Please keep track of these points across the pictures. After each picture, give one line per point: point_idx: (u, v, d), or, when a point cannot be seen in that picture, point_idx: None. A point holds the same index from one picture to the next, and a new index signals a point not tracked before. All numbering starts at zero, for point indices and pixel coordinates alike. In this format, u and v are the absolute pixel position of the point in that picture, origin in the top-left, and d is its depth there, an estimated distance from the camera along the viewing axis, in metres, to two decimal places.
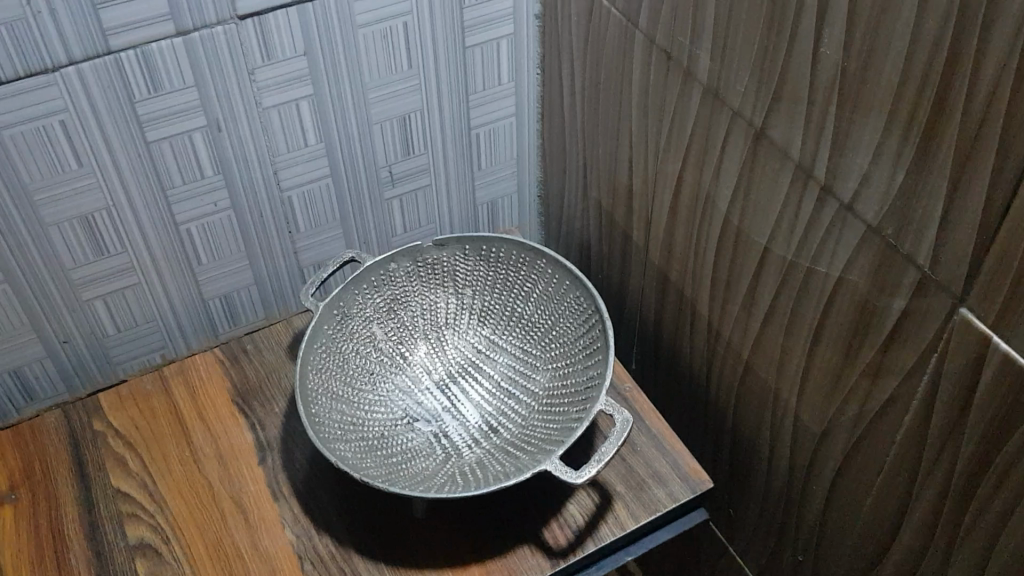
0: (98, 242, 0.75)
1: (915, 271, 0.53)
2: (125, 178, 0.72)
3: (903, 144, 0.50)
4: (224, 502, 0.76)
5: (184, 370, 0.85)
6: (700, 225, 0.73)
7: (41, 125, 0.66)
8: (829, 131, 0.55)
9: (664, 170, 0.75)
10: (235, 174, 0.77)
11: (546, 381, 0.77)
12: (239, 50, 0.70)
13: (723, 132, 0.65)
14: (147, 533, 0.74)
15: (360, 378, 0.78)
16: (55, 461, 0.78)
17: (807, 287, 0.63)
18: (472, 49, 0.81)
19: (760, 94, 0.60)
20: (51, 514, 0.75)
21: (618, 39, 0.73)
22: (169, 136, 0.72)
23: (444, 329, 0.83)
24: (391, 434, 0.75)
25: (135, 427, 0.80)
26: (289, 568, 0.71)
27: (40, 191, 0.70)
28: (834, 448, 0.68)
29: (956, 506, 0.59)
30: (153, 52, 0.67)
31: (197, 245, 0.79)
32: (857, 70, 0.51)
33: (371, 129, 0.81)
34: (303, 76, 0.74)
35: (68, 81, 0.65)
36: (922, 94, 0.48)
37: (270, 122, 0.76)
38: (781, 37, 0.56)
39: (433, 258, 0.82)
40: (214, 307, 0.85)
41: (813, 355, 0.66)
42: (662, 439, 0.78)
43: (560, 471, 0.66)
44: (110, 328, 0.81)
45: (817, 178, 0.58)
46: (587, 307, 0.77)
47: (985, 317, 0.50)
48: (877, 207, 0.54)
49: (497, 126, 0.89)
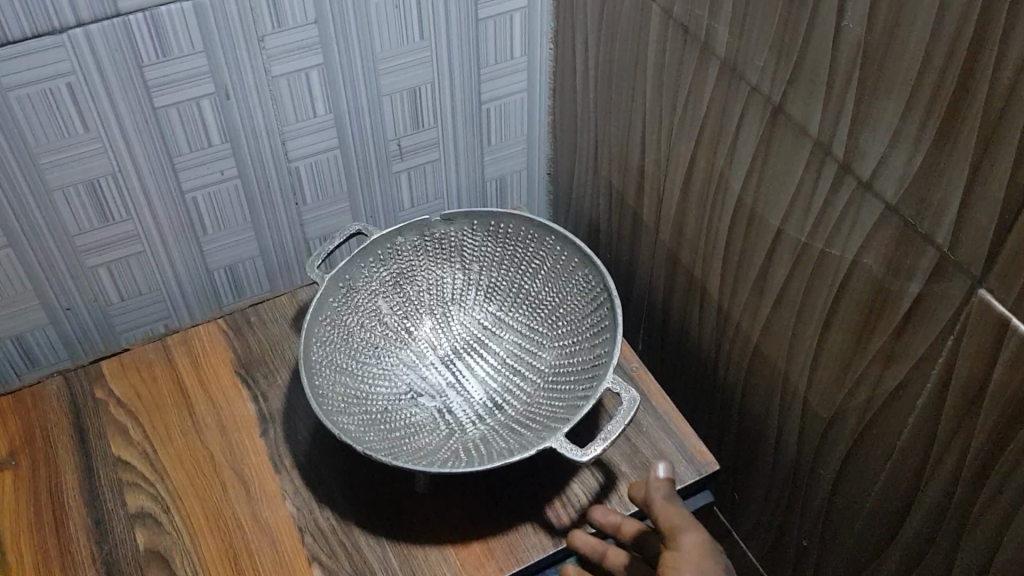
0: (102, 208, 0.74)
1: (933, 252, 0.52)
2: (131, 144, 0.71)
3: (926, 122, 0.49)
4: (225, 473, 0.75)
5: (187, 339, 0.84)
6: (713, 205, 0.72)
7: (48, 87, 0.65)
8: (849, 109, 0.54)
9: (677, 149, 0.74)
10: (242, 143, 0.76)
11: (551, 359, 0.77)
12: (248, 15, 0.69)
13: (739, 109, 0.64)
14: (147, 502, 0.73)
15: (364, 352, 0.77)
16: (55, 429, 0.77)
17: (820, 268, 0.62)
18: (485, 21, 0.80)
19: (778, 71, 0.59)
20: (51, 482, 0.74)
21: (634, 13, 0.72)
22: (177, 102, 0.71)
23: (450, 305, 0.82)
24: (395, 408, 0.74)
25: (135, 394, 0.80)
26: (289, 540, 0.71)
27: (45, 154, 0.69)
28: (843, 432, 0.67)
29: (968, 491, 0.58)
30: (163, 15, 0.66)
31: (203, 213, 0.79)
32: (880, 45, 0.50)
33: (381, 102, 0.80)
34: (313, 46, 0.73)
35: (75, 43, 0.64)
36: (947, 68, 0.47)
37: (279, 92, 0.75)
38: (802, 12, 0.55)
39: (440, 233, 0.81)
40: (219, 276, 0.84)
41: (825, 337, 0.65)
42: (668, 421, 0.77)
43: (564, 448, 0.65)
44: (114, 295, 0.80)
45: (835, 156, 0.57)
46: (594, 285, 0.76)
47: (1004, 298, 0.49)
48: (896, 185, 0.53)
49: (508, 102, 0.88)
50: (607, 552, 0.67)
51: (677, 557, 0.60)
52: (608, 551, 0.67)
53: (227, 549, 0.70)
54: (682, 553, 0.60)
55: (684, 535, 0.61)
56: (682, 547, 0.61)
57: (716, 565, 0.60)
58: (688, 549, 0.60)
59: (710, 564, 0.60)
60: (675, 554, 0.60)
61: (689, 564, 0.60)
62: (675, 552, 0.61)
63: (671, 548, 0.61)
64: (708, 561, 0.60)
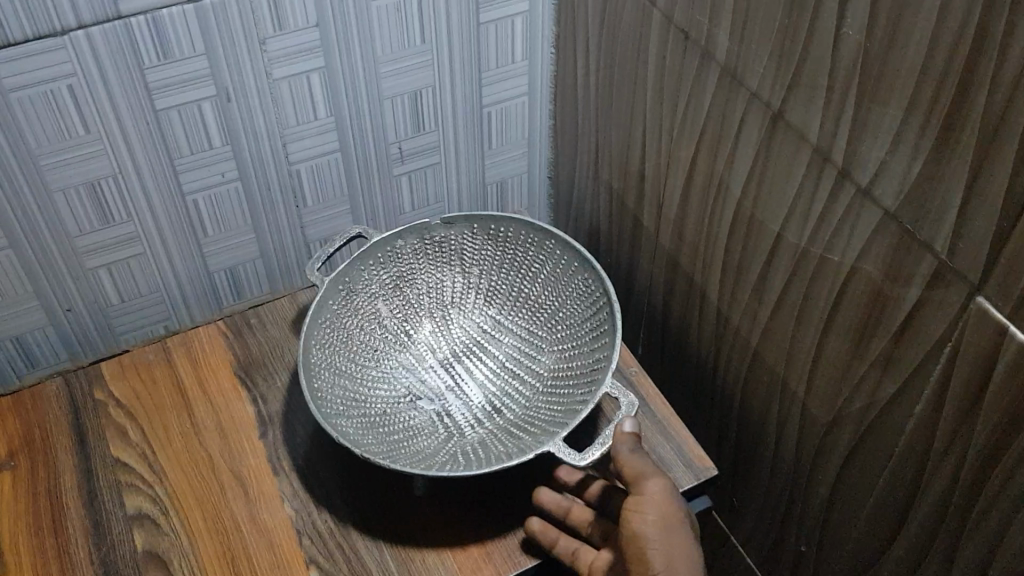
0: (102, 210, 0.74)
1: (932, 258, 0.52)
2: (132, 146, 0.71)
3: (925, 130, 0.49)
4: (223, 474, 0.75)
5: (187, 341, 0.84)
6: (712, 210, 0.72)
7: (50, 89, 0.66)
8: (848, 115, 0.54)
9: (677, 154, 0.74)
10: (243, 146, 0.76)
11: (551, 363, 0.77)
12: (250, 18, 0.69)
13: (740, 115, 0.64)
14: (146, 504, 0.73)
15: (363, 355, 0.77)
16: (55, 430, 0.78)
17: (820, 275, 0.62)
18: (486, 25, 0.80)
19: (778, 77, 0.59)
20: (50, 483, 0.74)
21: (636, 17, 0.72)
22: (178, 104, 0.71)
23: (450, 309, 0.82)
24: (393, 411, 0.74)
25: (135, 396, 0.80)
26: (287, 543, 0.71)
27: (46, 155, 0.69)
28: (841, 439, 0.67)
29: (965, 498, 0.58)
30: (164, 18, 0.66)
31: (204, 215, 0.79)
32: (880, 52, 0.50)
33: (382, 105, 0.80)
34: (314, 48, 0.73)
35: (77, 45, 0.64)
36: (946, 76, 0.47)
37: (280, 94, 0.75)
38: (802, 18, 0.55)
39: (440, 236, 0.81)
40: (219, 278, 0.85)
41: (823, 343, 0.65)
42: (666, 425, 0.77)
43: (563, 452, 0.65)
44: (114, 296, 0.80)
45: (835, 162, 0.57)
46: (594, 289, 0.76)
47: (1002, 305, 0.49)
48: (895, 192, 0.53)
49: (509, 106, 0.88)
50: (572, 508, 0.70)
51: (641, 502, 0.63)
52: (573, 507, 0.70)
53: (225, 551, 0.70)
54: (646, 499, 0.63)
55: (648, 483, 0.64)
56: (646, 493, 0.63)
57: (677, 510, 0.63)
58: (652, 495, 0.63)
59: (672, 510, 0.63)
60: (639, 500, 0.63)
61: (651, 510, 0.62)
62: (639, 498, 0.63)
63: (635, 494, 0.64)
64: (669, 506, 0.63)
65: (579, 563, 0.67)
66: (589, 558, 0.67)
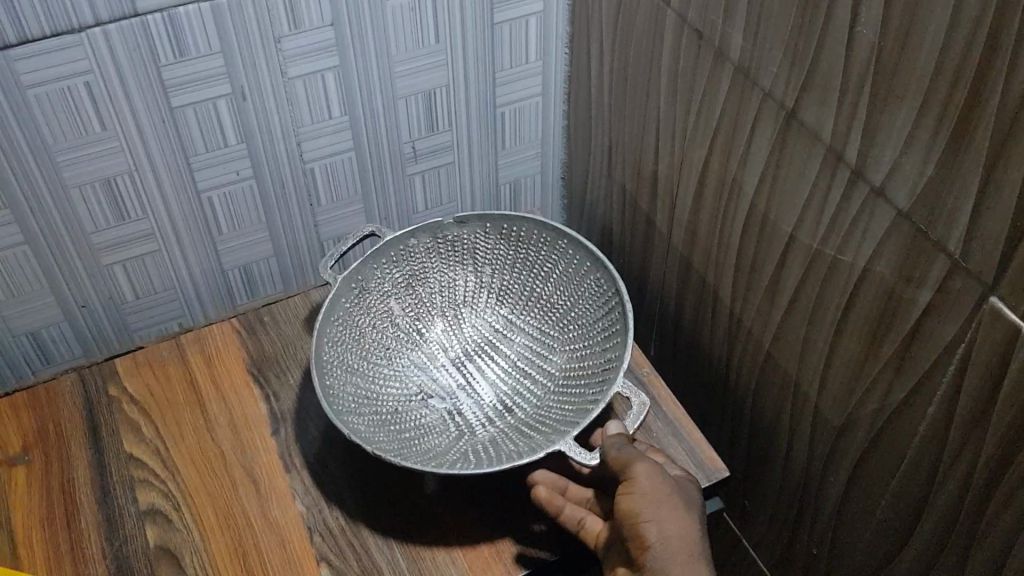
0: (118, 207, 0.75)
1: (945, 259, 0.52)
2: (148, 143, 0.72)
3: (938, 131, 0.49)
4: (235, 470, 0.75)
5: (201, 338, 0.85)
6: (725, 211, 0.72)
7: (67, 86, 0.66)
8: (862, 115, 0.54)
9: (690, 154, 0.74)
10: (258, 144, 0.77)
11: (562, 363, 0.77)
12: (266, 17, 0.69)
13: (753, 115, 0.64)
14: (158, 499, 0.73)
15: (376, 353, 0.77)
16: (69, 425, 0.78)
17: (832, 275, 0.62)
18: (500, 25, 0.81)
19: (793, 76, 0.59)
20: (64, 477, 0.75)
21: (650, 18, 0.72)
22: (193, 102, 0.71)
23: (462, 308, 0.82)
24: (405, 409, 0.74)
25: (148, 392, 0.80)
26: (298, 539, 0.71)
27: (63, 152, 0.69)
28: (853, 441, 0.67)
29: (978, 500, 0.57)
30: (180, 16, 0.66)
31: (219, 213, 0.79)
32: (894, 51, 0.50)
33: (397, 104, 0.81)
34: (329, 48, 0.74)
35: (94, 43, 0.65)
36: (960, 75, 0.46)
37: (295, 93, 0.75)
38: (815, 17, 0.54)
39: (453, 235, 0.81)
40: (233, 275, 0.85)
41: (835, 345, 0.64)
42: (679, 426, 0.77)
43: (574, 451, 0.65)
44: (129, 293, 0.81)
45: (848, 162, 0.57)
46: (606, 289, 0.76)
47: (1016, 306, 0.49)
48: (909, 192, 0.53)
49: (522, 106, 0.88)
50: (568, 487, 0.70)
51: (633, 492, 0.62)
52: (569, 485, 0.69)
53: (236, 547, 0.70)
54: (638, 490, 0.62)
55: (638, 469, 0.63)
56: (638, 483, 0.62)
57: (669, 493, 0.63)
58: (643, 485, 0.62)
59: (663, 494, 0.62)
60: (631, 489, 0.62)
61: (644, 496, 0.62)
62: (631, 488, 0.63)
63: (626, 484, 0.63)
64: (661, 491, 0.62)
65: (586, 532, 0.66)
66: (596, 525, 0.66)
